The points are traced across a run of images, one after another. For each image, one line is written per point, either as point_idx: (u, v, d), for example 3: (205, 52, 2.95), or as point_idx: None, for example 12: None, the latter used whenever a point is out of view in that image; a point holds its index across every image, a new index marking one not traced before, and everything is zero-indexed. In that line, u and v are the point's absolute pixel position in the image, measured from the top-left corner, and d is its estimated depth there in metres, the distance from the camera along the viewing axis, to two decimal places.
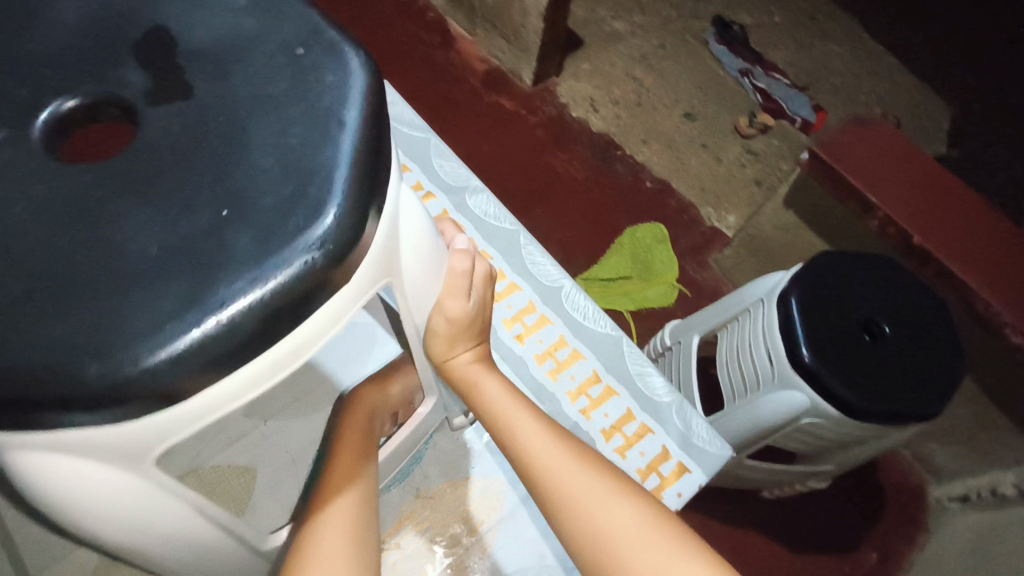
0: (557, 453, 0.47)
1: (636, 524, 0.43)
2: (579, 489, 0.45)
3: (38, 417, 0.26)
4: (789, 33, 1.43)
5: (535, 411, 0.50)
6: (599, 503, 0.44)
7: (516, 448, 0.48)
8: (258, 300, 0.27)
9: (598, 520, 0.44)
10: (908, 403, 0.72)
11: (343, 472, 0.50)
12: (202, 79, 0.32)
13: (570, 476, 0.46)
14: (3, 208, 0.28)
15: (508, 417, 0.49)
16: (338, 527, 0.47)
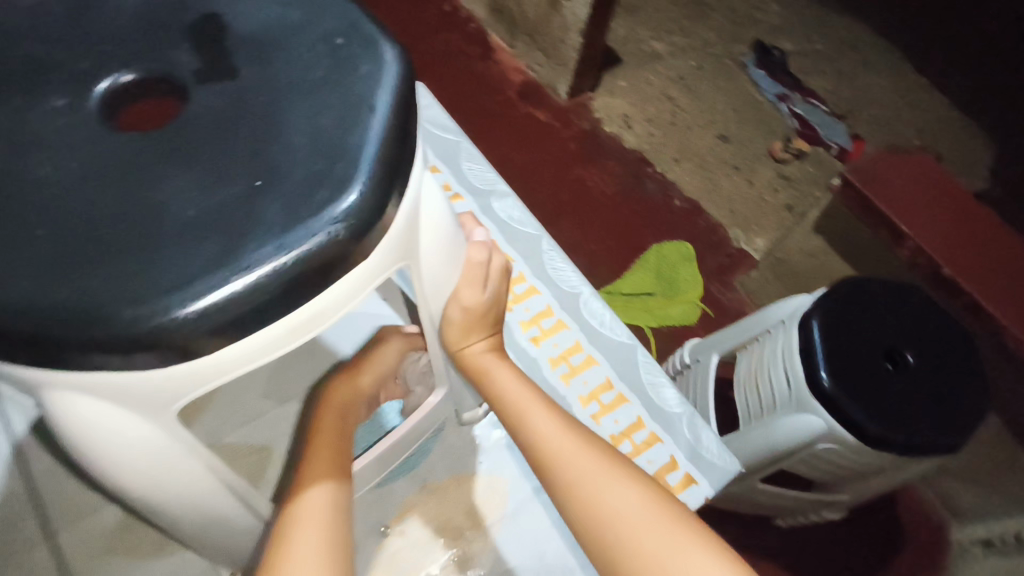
0: (564, 436, 0.48)
1: (639, 507, 0.44)
2: (584, 470, 0.46)
3: (76, 357, 0.28)
4: (830, 61, 1.43)
5: (546, 400, 0.51)
6: (603, 485, 0.45)
7: (523, 434, 0.49)
8: (282, 266, 0.29)
9: (602, 502, 0.44)
10: (930, 434, 0.70)
11: (319, 462, 0.50)
12: (247, 62, 0.35)
13: (576, 458, 0.46)
14: (58, 168, 0.31)
15: (519, 403, 0.50)
16: (315, 515, 0.46)
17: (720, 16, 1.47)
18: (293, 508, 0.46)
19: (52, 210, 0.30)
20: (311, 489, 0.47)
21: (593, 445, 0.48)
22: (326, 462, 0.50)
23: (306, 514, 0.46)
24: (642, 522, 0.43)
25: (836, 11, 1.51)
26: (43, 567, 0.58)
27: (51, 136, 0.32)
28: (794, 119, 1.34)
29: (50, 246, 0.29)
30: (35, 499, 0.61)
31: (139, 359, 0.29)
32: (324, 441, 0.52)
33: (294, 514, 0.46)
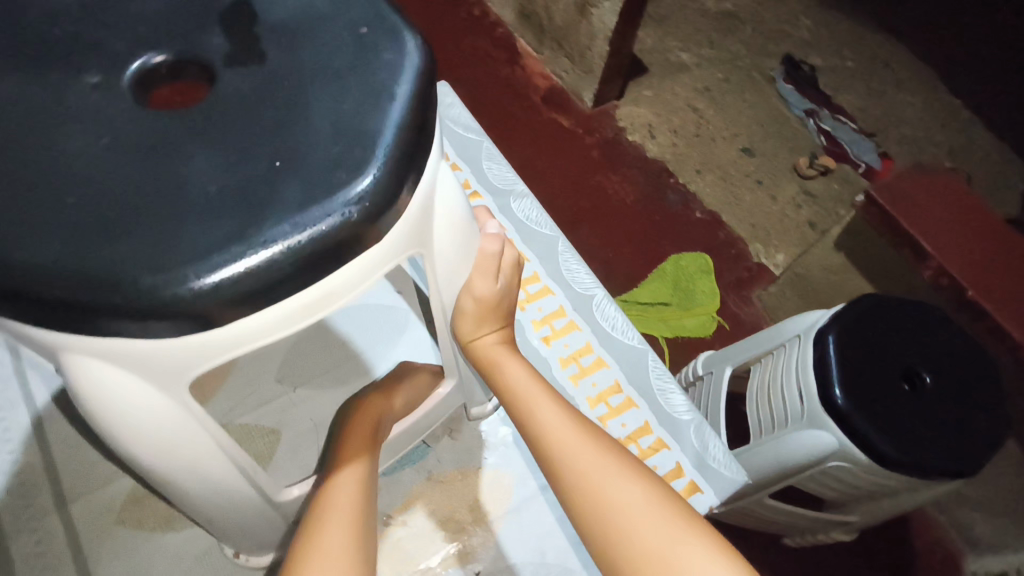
0: (571, 432, 0.48)
1: (643, 504, 0.43)
2: (589, 465, 0.46)
3: (95, 321, 0.29)
4: (860, 79, 1.42)
5: (556, 395, 0.51)
6: (609, 480, 0.45)
7: (530, 426, 0.49)
8: (297, 244, 0.30)
9: (606, 496, 0.44)
10: (945, 458, 0.68)
11: (360, 435, 0.56)
12: (275, 48, 0.36)
13: (582, 452, 0.47)
14: (89, 140, 0.32)
15: (528, 398, 0.50)
16: (355, 475, 0.51)
17: (750, 30, 1.46)
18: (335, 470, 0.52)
19: (81, 180, 0.31)
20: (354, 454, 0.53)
21: (601, 444, 0.48)
22: (366, 435, 0.56)
23: (347, 472, 0.51)
24: (644, 519, 0.43)
25: (868, 28, 1.50)
26: (54, 535, 0.59)
27: (84, 111, 0.33)
28: (822, 135, 1.33)
29: (78, 214, 0.30)
30: (51, 469, 0.62)
31: (153, 327, 0.30)
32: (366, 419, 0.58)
33: (337, 473, 0.51)
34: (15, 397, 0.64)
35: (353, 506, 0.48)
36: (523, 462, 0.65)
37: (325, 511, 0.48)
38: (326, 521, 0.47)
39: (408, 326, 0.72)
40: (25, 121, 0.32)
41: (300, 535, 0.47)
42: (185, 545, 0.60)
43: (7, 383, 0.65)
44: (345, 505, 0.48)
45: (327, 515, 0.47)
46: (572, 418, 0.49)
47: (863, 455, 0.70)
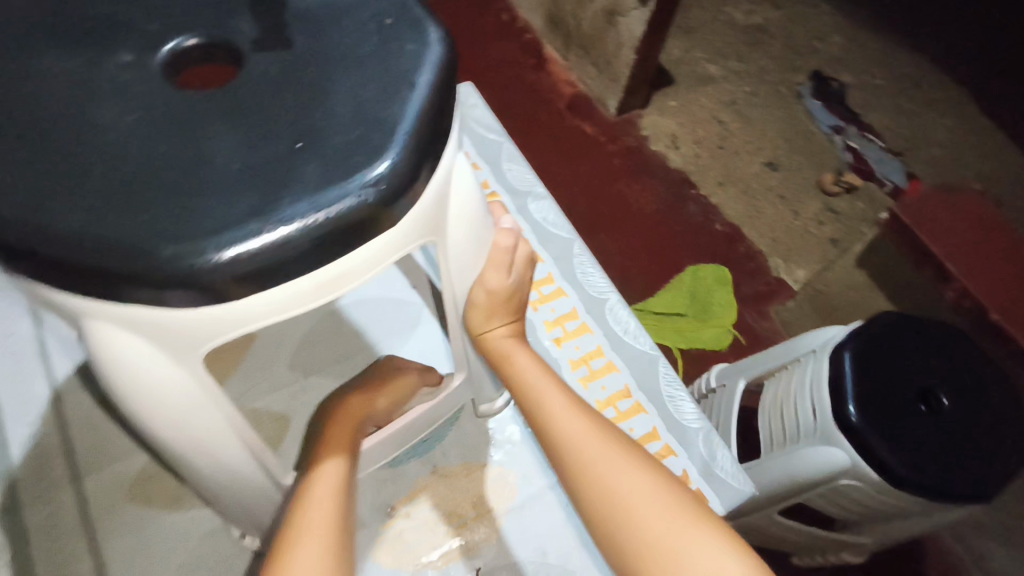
0: (577, 420, 0.48)
1: (650, 494, 0.44)
2: (598, 453, 0.46)
3: (114, 288, 0.30)
4: (890, 97, 1.40)
5: (565, 387, 0.51)
6: (616, 469, 0.45)
7: (539, 415, 0.49)
8: (314, 224, 0.31)
9: (612, 485, 0.44)
10: (963, 482, 0.65)
11: (336, 441, 0.54)
12: (301, 35, 0.36)
13: (589, 441, 0.46)
14: (118, 116, 0.33)
15: (537, 386, 0.50)
16: (329, 482, 0.49)
17: (780, 46, 1.46)
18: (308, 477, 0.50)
19: (109, 153, 0.32)
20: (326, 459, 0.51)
21: (607, 433, 0.48)
22: (341, 443, 0.54)
23: (322, 479, 0.49)
24: (652, 509, 0.43)
25: (901, 48, 1.48)
26: (65, 507, 0.61)
27: (116, 88, 0.34)
28: (848, 152, 1.31)
29: (104, 184, 0.31)
30: (66, 444, 0.64)
31: (171, 297, 0.31)
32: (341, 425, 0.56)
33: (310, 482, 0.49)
34: (37, 370, 0.67)
35: (331, 514, 0.47)
36: (531, 459, 0.66)
37: (302, 518, 0.46)
38: (301, 530, 0.45)
39: (422, 320, 0.72)
40: (59, 94, 0.34)
41: (278, 543, 0.45)
42: (190, 525, 0.60)
43: (30, 357, 0.67)
44: (321, 514, 0.46)
45: (305, 523, 0.46)
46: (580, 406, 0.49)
47: (874, 472, 0.67)
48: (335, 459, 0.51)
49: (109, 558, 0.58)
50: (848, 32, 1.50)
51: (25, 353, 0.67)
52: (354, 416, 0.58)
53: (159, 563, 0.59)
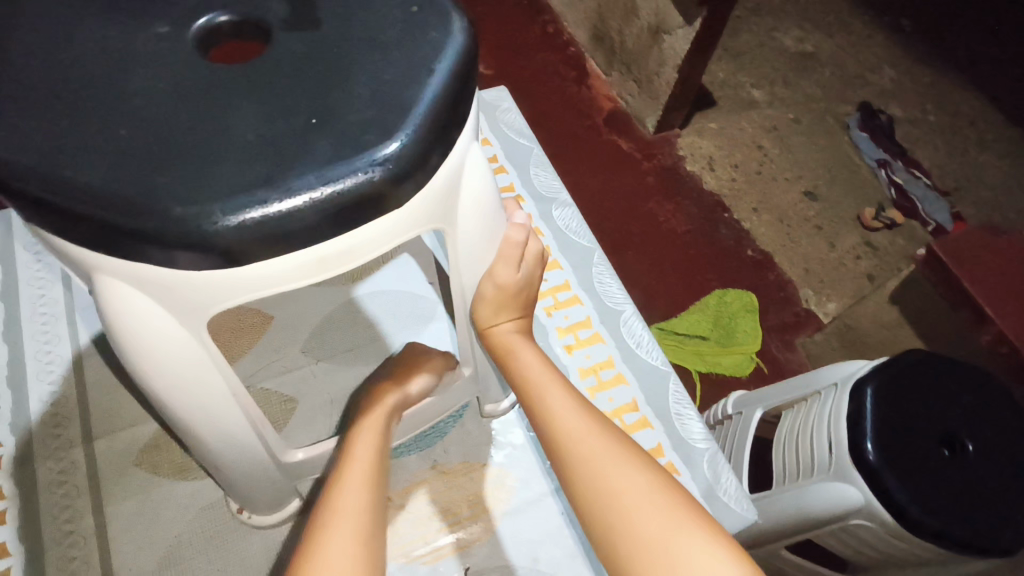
0: (579, 418, 0.46)
1: (647, 494, 0.42)
2: (596, 452, 0.44)
3: (127, 243, 0.32)
4: (941, 134, 1.37)
5: (567, 384, 0.50)
6: (616, 469, 0.43)
7: (540, 412, 0.48)
8: (323, 197, 0.32)
9: (611, 484, 0.42)
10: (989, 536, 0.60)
11: (377, 402, 0.56)
12: (331, 17, 0.38)
13: (590, 439, 0.45)
14: (150, 82, 0.35)
15: (540, 383, 0.49)
16: (370, 438, 0.51)
17: (828, 75, 1.44)
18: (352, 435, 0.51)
19: (137, 116, 0.34)
20: (364, 422, 0.53)
21: (606, 430, 0.46)
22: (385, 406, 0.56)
23: (365, 437, 0.51)
24: (649, 507, 0.41)
25: (954, 85, 1.44)
26: (76, 466, 0.62)
27: (151, 59, 0.36)
28: (892, 188, 1.27)
29: (129, 144, 0.33)
30: (83, 405, 0.66)
31: (180, 257, 0.32)
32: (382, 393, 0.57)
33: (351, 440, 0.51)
34: (63, 333, 0.69)
35: (371, 467, 0.47)
36: (532, 463, 0.65)
37: (345, 469, 0.47)
38: (346, 480, 0.46)
39: (436, 316, 0.73)
40: (101, 60, 0.36)
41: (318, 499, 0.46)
42: (190, 496, 0.61)
43: (58, 320, 0.70)
44: (361, 467, 0.47)
45: (348, 474, 0.46)
46: (582, 401, 0.48)
47: (886, 511, 0.62)
48: (375, 418, 0.54)
49: (111, 520, 0.60)
50: (901, 66, 1.47)
51: (55, 316, 0.70)
52: (392, 397, 0.57)
53: (156, 529, 0.59)
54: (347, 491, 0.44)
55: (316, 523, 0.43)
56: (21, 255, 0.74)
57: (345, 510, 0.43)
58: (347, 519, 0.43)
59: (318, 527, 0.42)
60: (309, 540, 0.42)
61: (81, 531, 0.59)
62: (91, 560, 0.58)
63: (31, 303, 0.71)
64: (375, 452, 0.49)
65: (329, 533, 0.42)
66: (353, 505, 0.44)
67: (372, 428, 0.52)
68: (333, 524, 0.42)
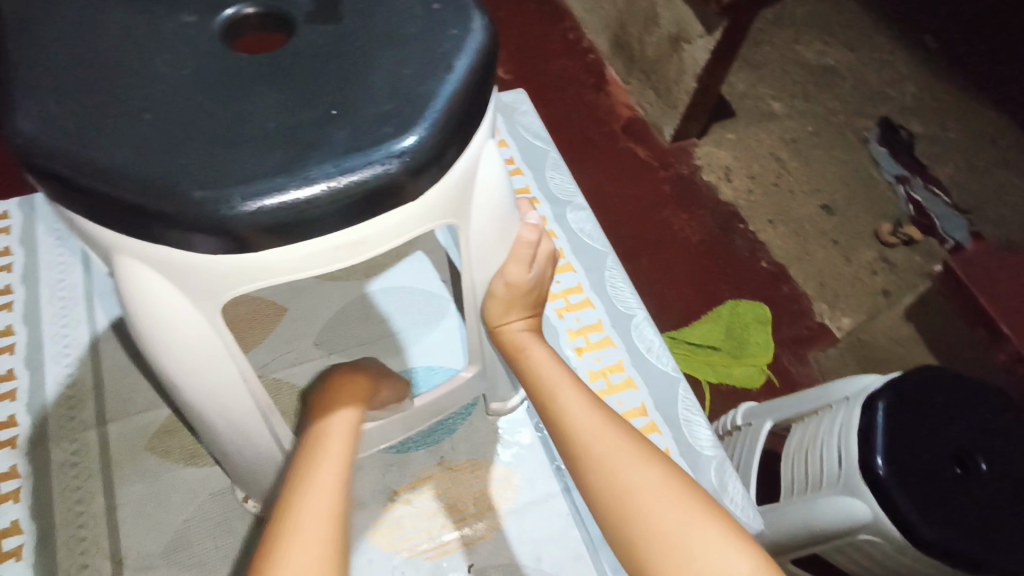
0: (590, 413, 0.46)
1: (662, 488, 0.41)
2: (608, 448, 0.43)
3: (146, 224, 0.33)
4: (963, 151, 1.35)
5: (579, 381, 0.50)
6: (628, 464, 0.42)
7: (550, 408, 0.48)
8: (341, 186, 0.33)
9: (623, 478, 0.42)
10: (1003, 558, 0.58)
11: (343, 398, 0.52)
12: (353, 14, 0.40)
13: (602, 435, 0.44)
14: (176, 69, 0.36)
15: (550, 381, 0.49)
16: (340, 440, 0.47)
17: (850, 89, 1.43)
18: (316, 436, 0.47)
19: (162, 101, 0.35)
20: (331, 420, 0.49)
21: (618, 426, 0.45)
22: (351, 405, 0.51)
23: (333, 438, 0.47)
24: (665, 500, 0.40)
25: (978, 103, 1.43)
26: (89, 448, 0.63)
27: (178, 47, 0.37)
28: (910, 205, 1.26)
29: (153, 127, 0.34)
30: (97, 389, 0.67)
31: (197, 239, 0.33)
32: (346, 387, 0.53)
33: (319, 440, 0.47)
34: (81, 317, 0.71)
35: (338, 472, 0.44)
36: (539, 463, 0.65)
37: (310, 472, 0.43)
38: (310, 484, 0.42)
39: (447, 313, 0.73)
40: (129, 46, 0.37)
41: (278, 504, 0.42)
42: (199, 482, 0.62)
43: (76, 304, 0.71)
44: (329, 472, 0.43)
45: (311, 478, 0.43)
46: (593, 400, 0.48)
47: (897, 531, 0.60)
48: (344, 416, 0.50)
49: (121, 502, 0.60)
50: (925, 82, 1.46)
51: (74, 300, 0.72)
52: (361, 394, 0.54)
53: (165, 513, 0.60)
54: (311, 497, 0.41)
55: (274, 530, 0.40)
56: (43, 240, 0.75)
57: (307, 518, 0.40)
58: (306, 530, 0.39)
59: (277, 536, 0.39)
60: (267, 550, 0.39)
61: (92, 512, 0.60)
62: (100, 541, 0.59)
63: (51, 287, 0.72)
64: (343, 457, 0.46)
65: (288, 544, 0.38)
66: (316, 513, 0.40)
67: (344, 430, 0.48)
68: (292, 534, 0.39)
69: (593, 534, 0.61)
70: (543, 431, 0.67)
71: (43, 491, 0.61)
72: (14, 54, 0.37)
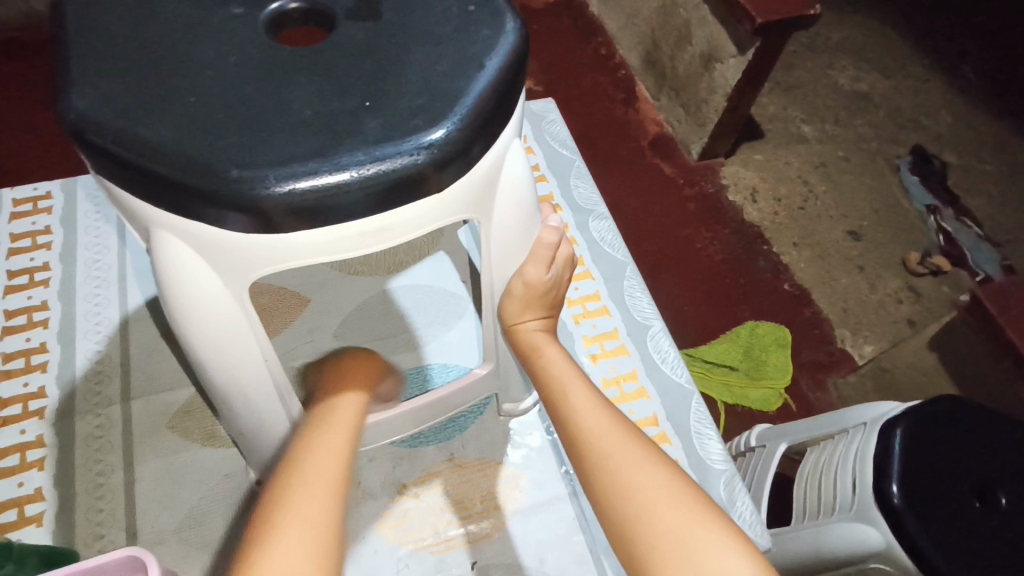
0: (599, 414, 0.47)
1: (662, 491, 0.41)
2: (613, 449, 0.44)
3: (184, 200, 0.34)
4: (998, 184, 1.34)
5: (589, 382, 0.50)
6: (633, 464, 0.43)
7: (559, 406, 0.48)
8: (370, 174, 0.34)
9: (625, 478, 0.42)
10: None
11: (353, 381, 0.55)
12: (391, 13, 0.41)
13: (609, 435, 0.45)
14: (222, 57, 0.38)
15: (561, 380, 0.50)
16: (353, 408, 0.50)
17: (883, 116, 1.42)
18: (327, 399, 0.51)
19: (205, 85, 0.37)
20: (340, 401, 0.51)
21: (625, 428, 0.46)
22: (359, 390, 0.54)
23: (341, 411, 0.49)
24: (665, 502, 0.41)
25: (1013, 138, 1.42)
26: (111, 423, 0.65)
27: (225, 36, 0.39)
28: (940, 235, 1.24)
29: (195, 110, 0.35)
30: (123, 367, 0.69)
31: (231, 217, 0.35)
32: (358, 361, 0.59)
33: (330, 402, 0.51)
34: (113, 298, 0.73)
35: (339, 451, 0.44)
36: (548, 465, 0.66)
37: (311, 447, 0.44)
38: (313, 454, 0.43)
39: (465, 314, 0.74)
40: (179, 33, 0.39)
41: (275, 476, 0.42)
42: (216, 464, 0.63)
43: (110, 285, 0.74)
44: (331, 447, 0.44)
45: (319, 443, 0.45)
46: (603, 402, 0.48)
47: (909, 558, 0.58)
48: (357, 393, 0.53)
49: (139, 478, 0.62)
50: (961, 112, 1.45)
51: (107, 281, 0.74)
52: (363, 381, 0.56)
53: (180, 492, 0.62)
54: (317, 457, 0.43)
55: (281, 481, 0.41)
56: (82, 222, 0.78)
57: (304, 492, 0.40)
58: (319, 464, 0.42)
59: (274, 509, 0.39)
60: (268, 513, 0.39)
61: (111, 486, 0.62)
62: (117, 514, 0.60)
63: (86, 267, 0.75)
64: (356, 415, 0.50)
65: (294, 493, 0.40)
66: (320, 478, 0.41)
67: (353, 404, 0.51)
68: (299, 485, 0.41)
69: (599, 541, 0.61)
70: (553, 434, 0.68)
71: (66, 461, 0.63)
72: (72, 37, 0.39)
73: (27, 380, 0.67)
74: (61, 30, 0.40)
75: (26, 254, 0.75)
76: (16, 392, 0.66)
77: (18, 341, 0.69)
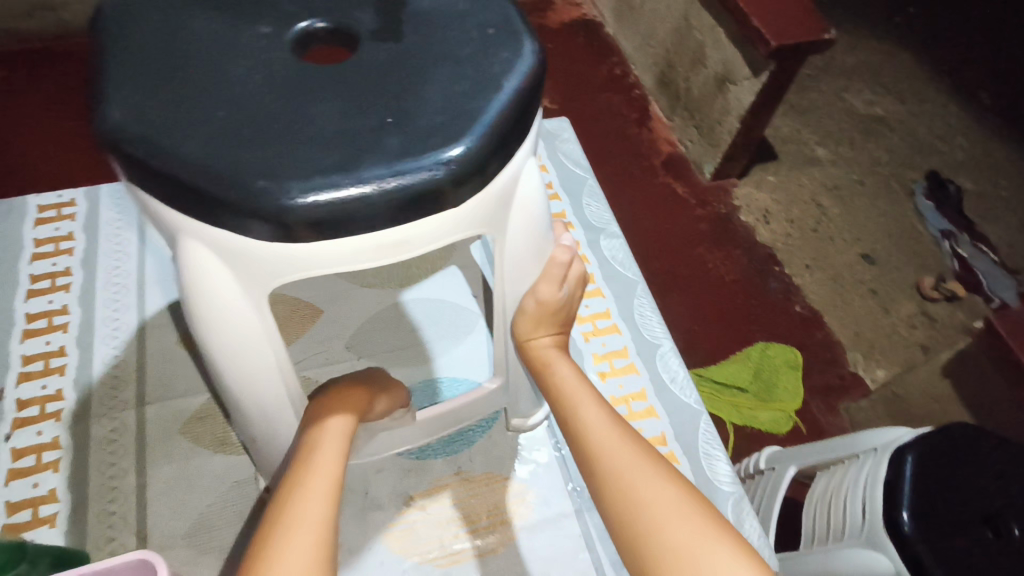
0: (612, 433, 0.47)
1: (675, 506, 0.41)
2: (626, 466, 0.44)
3: (209, 210, 0.36)
4: (1014, 210, 1.33)
5: (601, 398, 0.50)
6: (643, 480, 0.43)
7: (572, 424, 0.48)
8: (390, 188, 0.35)
9: (637, 496, 0.42)
10: None
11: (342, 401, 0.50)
12: (413, 33, 0.43)
13: (622, 452, 0.45)
14: (249, 73, 0.39)
15: (572, 398, 0.50)
16: (338, 431, 0.47)
17: (898, 140, 1.42)
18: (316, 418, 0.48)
19: (233, 100, 0.38)
20: (329, 421, 0.48)
21: (638, 445, 0.46)
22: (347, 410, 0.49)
23: (325, 448, 0.45)
24: (677, 517, 0.41)
25: None
26: (126, 427, 0.66)
27: (253, 53, 0.41)
28: (955, 260, 1.23)
29: (223, 123, 0.37)
30: (139, 372, 0.70)
31: (253, 227, 0.36)
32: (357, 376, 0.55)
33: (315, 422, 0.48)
34: (131, 303, 0.75)
35: (334, 482, 0.43)
36: (555, 482, 0.66)
37: (307, 473, 0.43)
38: (307, 481, 0.42)
39: (475, 329, 0.75)
40: (208, 51, 0.41)
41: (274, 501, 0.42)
42: (227, 469, 0.64)
43: (129, 290, 0.76)
44: (326, 476, 0.43)
45: (312, 470, 0.43)
46: (614, 419, 0.48)
47: None
48: (339, 423, 0.48)
49: (152, 482, 0.63)
50: (976, 138, 1.45)
51: (126, 287, 0.76)
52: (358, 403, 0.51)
53: (191, 497, 0.62)
54: (301, 523, 0.39)
55: (268, 533, 0.39)
56: (104, 229, 0.80)
57: (301, 525, 0.39)
58: (312, 494, 0.41)
59: (269, 540, 0.39)
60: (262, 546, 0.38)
61: (123, 489, 0.63)
62: (128, 517, 0.61)
63: (106, 273, 0.77)
64: (342, 435, 0.47)
65: (278, 552, 0.38)
66: (314, 508, 0.40)
67: (334, 440, 0.46)
68: (286, 537, 0.38)
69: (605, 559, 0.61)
70: (561, 451, 0.68)
71: (81, 463, 0.64)
72: (107, 52, 0.41)
73: (45, 382, 0.69)
74: (96, 46, 0.42)
75: (48, 259, 0.77)
76: (34, 393, 0.68)
77: (38, 344, 0.71)
